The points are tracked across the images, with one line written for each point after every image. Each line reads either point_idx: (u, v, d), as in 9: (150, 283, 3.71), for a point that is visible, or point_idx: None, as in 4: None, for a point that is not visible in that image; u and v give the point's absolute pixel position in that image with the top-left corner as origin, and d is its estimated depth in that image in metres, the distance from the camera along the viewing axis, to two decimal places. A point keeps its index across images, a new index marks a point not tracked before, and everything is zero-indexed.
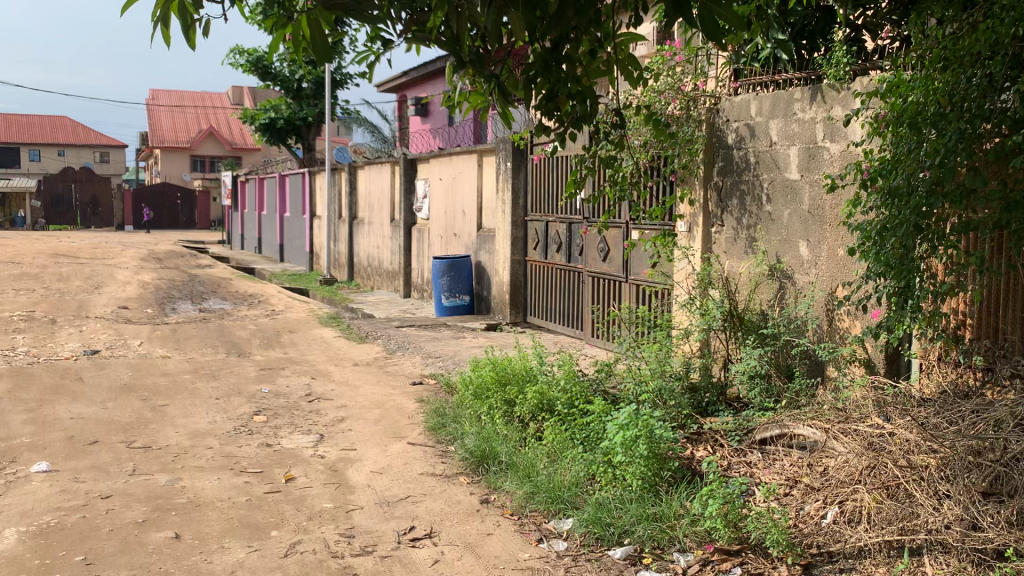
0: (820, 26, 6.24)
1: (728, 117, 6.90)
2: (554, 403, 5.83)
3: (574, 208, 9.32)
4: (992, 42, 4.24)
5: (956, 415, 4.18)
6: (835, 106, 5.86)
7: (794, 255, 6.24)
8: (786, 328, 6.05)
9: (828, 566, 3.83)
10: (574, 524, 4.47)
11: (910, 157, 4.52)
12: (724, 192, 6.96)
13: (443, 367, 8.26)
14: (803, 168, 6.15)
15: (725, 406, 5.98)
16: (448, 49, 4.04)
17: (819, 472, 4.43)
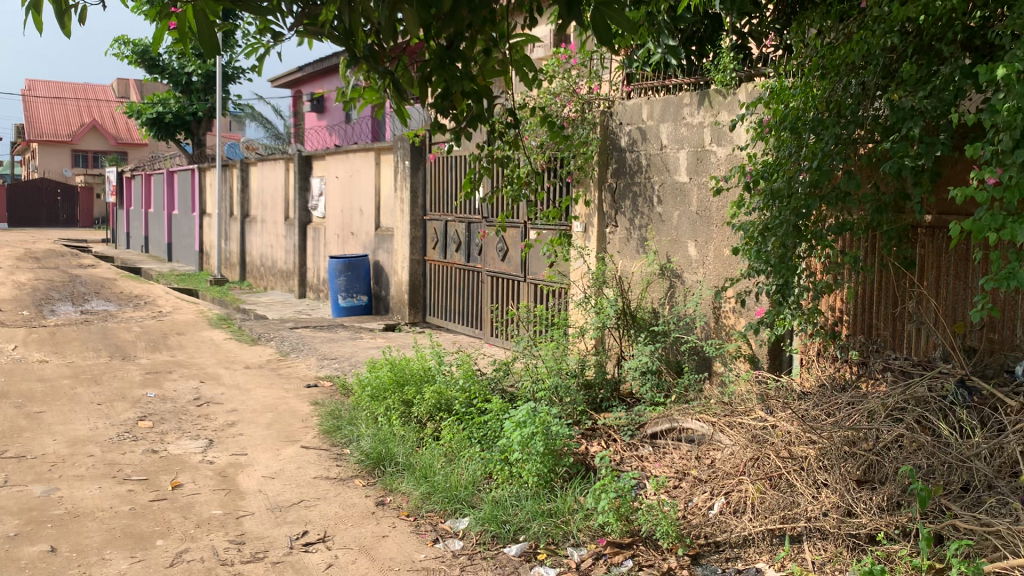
0: (709, 33, 6.45)
1: (622, 120, 7.05)
2: (452, 403, 5.82)
3: (472, 208, 9.34)
4: (865, 52, 4.48)
5: (833, 407, 4.34)
6: (722, 112, 6.07)
7: (682, 255, 6.44)
8: (676, 325, 6.23)
9: (715, 555, 3.97)
10: (470, 522, 4.46)
11: (790, 161, 4.73)
12: (618, 194, 7.10)
13: (339, 369, 8.14)
14: (691, 170, 6.34)
15: (619, 401, 6.10)
16: (342, 44, 3.99)
17: (706, 464, 4.60)
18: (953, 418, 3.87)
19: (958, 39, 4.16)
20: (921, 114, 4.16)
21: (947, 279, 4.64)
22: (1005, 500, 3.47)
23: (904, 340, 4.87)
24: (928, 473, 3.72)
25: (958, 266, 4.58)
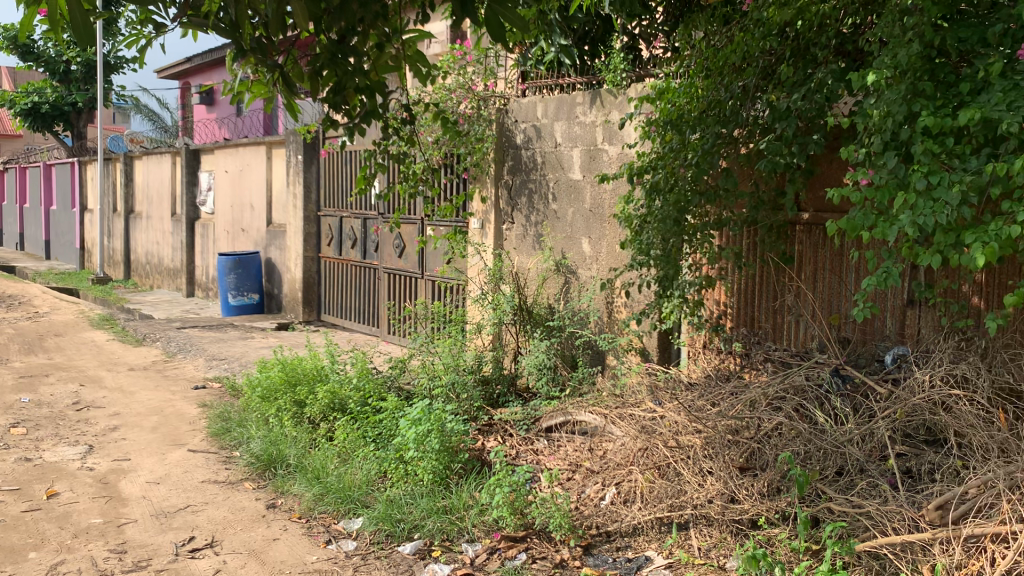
0: (601, 34, 6.59)
1: (517, 117, 7.09)
2: (346, 402, 5.74)
3: (367, 204, 9.21)
4: (745, 55, 4.66)
5: (717, 397, 4.49)
6: (613, 111, 6.18)
7: (577, 251, 6.54)
8: (571, 320, 6.31)
9: (606, 545, 4.07)
10: (364, 522, 4.42)
11: (672, 157, 4.89)
12: (514, 191, 7.14)
13: (229, 369, 7.90)
14: (584, 168, 6.44)
15: (515, 396, 6.16)
16: (228, 35, 3.87)
17: (599, 455, 4.71)
18: (828, 406, 4.06)
19: (831, 45, 4.38)
20: (798, 117, 4.39)
21: (823, 273, 4.83)
22: (874, 483, 3.67)
23: (783, 333, 5.08)
24: (805, 459, 3.88)
25: (834, 260, 4.76)
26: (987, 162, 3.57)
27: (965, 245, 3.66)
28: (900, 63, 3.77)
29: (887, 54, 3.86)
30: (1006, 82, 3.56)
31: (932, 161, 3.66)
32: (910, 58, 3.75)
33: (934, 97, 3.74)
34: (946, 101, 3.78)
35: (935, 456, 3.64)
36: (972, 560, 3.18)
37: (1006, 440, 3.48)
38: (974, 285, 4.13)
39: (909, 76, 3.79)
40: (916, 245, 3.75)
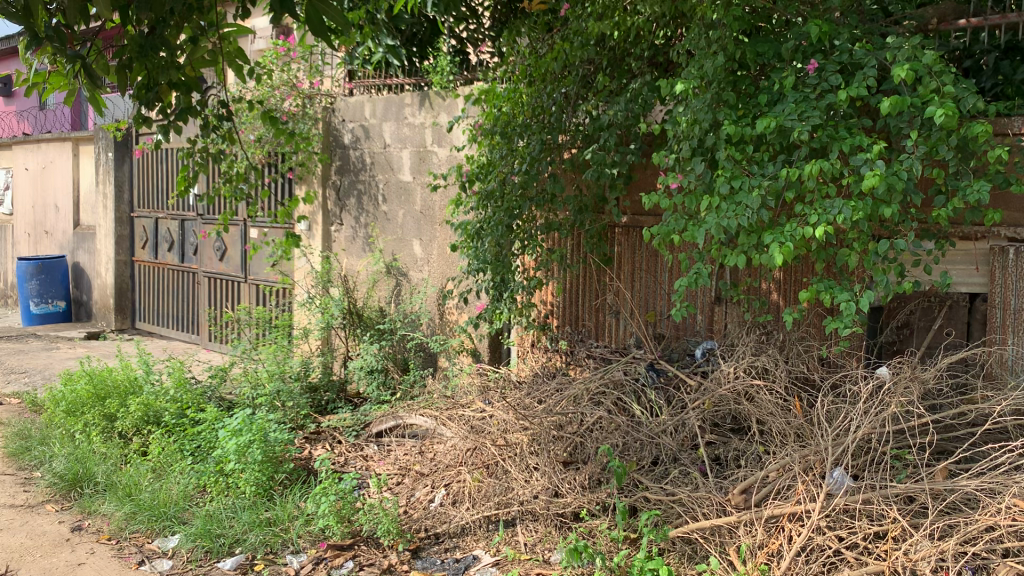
0: (429, 36, 6.57)
1: (344, 117, 6.98)
2: (162, 414, 5.43)
3: (185, 205, 8.76)
4: (566, 62, 4.80)
5: (543, 393, 4.58)
6: (441, 113, 6.20)
7: (407, 253, 6.51)
8: (402, 323, 6.26)
9: (435, 547, 4.07)
10: (181, 540, 4.20)
11: (501, 163, 4.99)
12: (342, 191, 7.01)
13: (30, 383, 7.29)
14: (414, 170, 6.42)
15: (345, 402, 6.05)
16: (20, 22, 3.55)
17: (429, 458, 4.71)
18: (645, 399, 4.23)
19: (645, 56, 4.59)
20: (617, 125, 4.58)
21: (639, 274, 5.10)
22: (687, 471, 3.88)
23: (605, 330, 5.32)
24: (623, 451, 4.03)
25: (648, 261, 5.05)
26: (783, 168, 3.85)
27: (764, 245, 3.92)
28: (706, 74, 3.99)
29: (695, 65, 4.08)
30: (798, 94, 3.85)
31: (735, 167, 3.90)
32: (715, 70, 3.98)
33: (735, 107, 3.99)
34: (746, 110, 4.04)
35: (740, 443, 3.88)
36: (772, 539, 3.42)
37: (801, 426, 3.73)
38: (776, 283, 4.54)
39: (714, 87, 4.03)
40: (722, 247, 3.99)
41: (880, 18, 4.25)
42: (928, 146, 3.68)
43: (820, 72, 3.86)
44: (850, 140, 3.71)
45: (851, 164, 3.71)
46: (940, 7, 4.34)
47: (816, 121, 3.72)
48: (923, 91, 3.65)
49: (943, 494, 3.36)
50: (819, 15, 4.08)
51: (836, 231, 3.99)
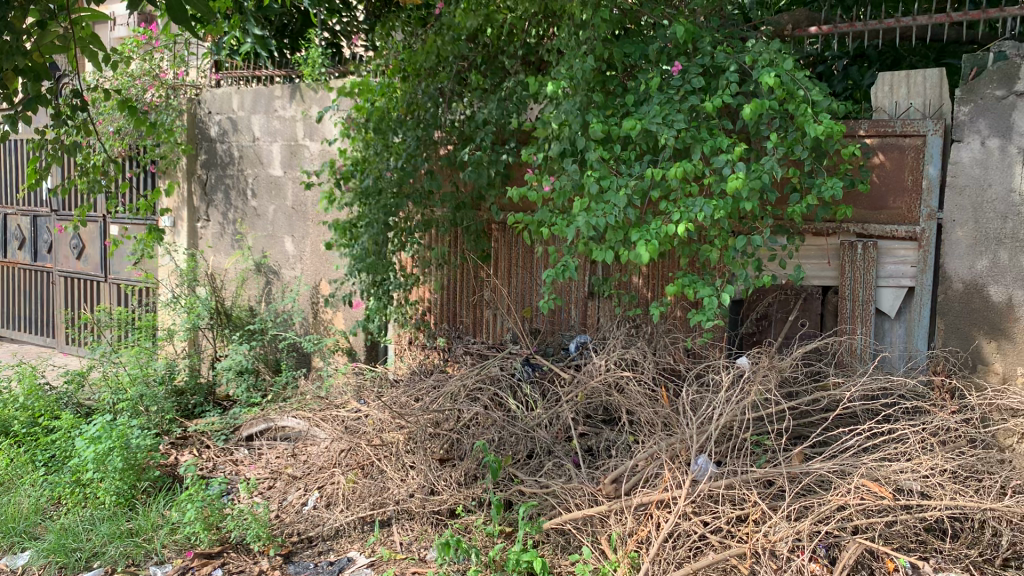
0: (301, 28, 6.44)
1: (210, 109, 6.76)
2: (11, 423, 5.12)
3: (37, 201, 8.23)
4: (439, 57, 4.78)
5: (420, 391, 4.55)
6: (313, 106, 6.05)
7: (279, 250, 6.34)
8: (273, 322, 6.10)
9: (308, 551, 3.98)
10: (31, 556, 3.97)
11: (375, 158, 4.93)
12: (209, 186, 6.78)
13: None
14: (284, 164, 6.25)
15: (214, 406, 5.83)
16: None
17: (302, 460, 4.61)
18: (520, 394, 4.28)
19: (518, 55, 4.63)
20: (490, 123, 4.60)
21: (516, 270, 5.14)
22: (560, 463, 3.94)
23: (483, 327, 5.33)
24: (499, 446, 4.07)
25: (523, 258, 5.10)
26: (649, 168, 3.97)
27: (632, 242, 4.05)
28: (576, 75, 4.06)
29: (565, 65, 4.14)
30: (663, 96, 3.99)
31: (604, 167, 4.00)
32: (585, 70, 4.06)
33: (604, 107, 4.09)
34: (615, 110, 4.14)
35: (610, 434, 3.99)
36: (641, 527, 3.51)
37: (667, 415, 3.85)
38: (644, 277, 4.68)
39: (584, 88, 4.11)
40: (593, 244, 4.08)
41: (739, 23, 4.44)
42: (784, 147, 3.87)
43: (683, 75, 4.01)
44: (712, 142, 3.86)
45: (713, 164, 3.87)
46: (794, 15, 4.57)
47: (680, 123, 3.85)
48: (779, 95, 3.83)
49: (798, 476, 3.55)
50: (683, 18, 4.22)
51: (700, 228, 4.14)
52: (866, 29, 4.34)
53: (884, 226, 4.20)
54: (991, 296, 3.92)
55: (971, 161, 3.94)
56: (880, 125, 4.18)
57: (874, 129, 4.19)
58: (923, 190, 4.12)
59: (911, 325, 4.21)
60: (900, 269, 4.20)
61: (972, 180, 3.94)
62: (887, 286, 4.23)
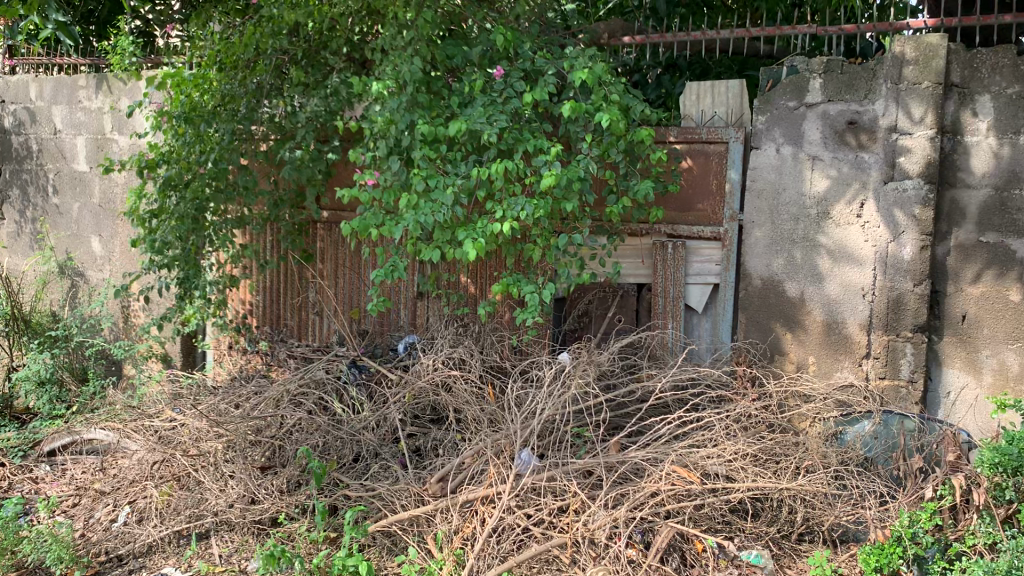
0: (108, 16, 6.10)
1: (4, 97, 6.29)
2: None
3: None
4: (258, 50, 4.63)
5: (241, 398, 4.41)
6: (122, 98, 5.70)
7: (85, 251, 5.94)
8: (79, 329, 5.69)
9: (117, 570, 3.75)
10: None
11: (189, 153, 4.71)
12: (3, 181, 6.31)
13: None
14: (90, 159, 5.84)
15: (11, 420, 5.35)
16: None
17: (111, 475, 4.34)
18: (346, 397, 4.23)
19: (341, 51, 4.57)
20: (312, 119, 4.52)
21: (342, 271, 5.07)
22: (386, 465, 3.93)
23: (308, 329, 5.22)
24: (324, 450, 4.00)
25: (350, 258, 5.04)
26: (473, 168, 4.02)
27: (457, 241, 4.09)
28: (400, 74, 4.06)
29: (389, 64, 4.12)
30: (487, 98, 4.06)
31: (429, 166, 4.01)
32: (410, 70, 4.04)
33: (428, 107, 4.11)
34: (439, 110, 4.17)
35: (437, 433, 4.01)
36: (466, 524, 3.55)
37: (493, 412, 3.92)
38: (471, 276, 4.73)
39: (409, 87, 4.10)
40: (418, 242, 4.09)
41: (559, 30, 4.58)
42: (600, 150, 4.03)
43: (505, 78, 4.11)
44: (533, 143, 3.97)
45: (533, 165, 3.98)
46: (609, 24, 4.80)
47: (502, 124, 3.93)
48: (595, 100, 3.99)
49: (616, 465, 3.71)
50: (506, 23, 4.31)
51: (523, 227, 4.24)
52: (676, 40, 4.58)
53: (692, 227, 4.46)
54: (786, 291, 4.26)
55: (767, 166, 4.26)
56: (688, 132, 4.43)
57: (683, 136, 4.44)
58: (726, 194, 4.40)
59: (717, 319, 4.49)
60: (707, 267, 4.47)
61: (768, 183, 4.27)
62: (695, 283, 4.49)
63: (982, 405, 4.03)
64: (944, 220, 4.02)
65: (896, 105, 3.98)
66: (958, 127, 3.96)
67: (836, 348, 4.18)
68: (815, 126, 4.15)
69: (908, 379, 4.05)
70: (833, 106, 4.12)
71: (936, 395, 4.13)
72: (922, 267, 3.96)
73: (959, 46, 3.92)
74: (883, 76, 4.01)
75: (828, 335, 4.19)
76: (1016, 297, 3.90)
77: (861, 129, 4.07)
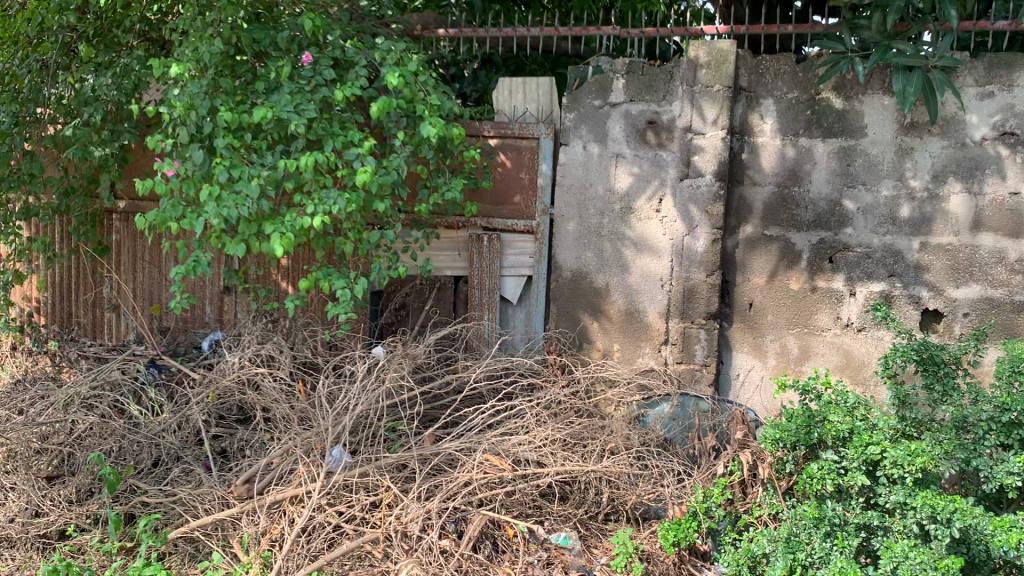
0: None
1: None
2: None
3: None
4: (41, 26, 4.26)
5: (25, 403, 4.07)
6: None
7: None
8: None
9: None
10: None
11: None
12: None
13: None
14: None
15: None
16: None
17: None
18: (145, 399, 4.00)
19: (136, 30, 4.29)
20: (103, 100, 4.20)
21: (141, 265, 4.78)
22: (189, 469, 3.75)
23: (103, 328, 4.88)
24: (118, 457, 3.78)
25: (150, 252, 4.76)
26: (280, 159, 3.90)
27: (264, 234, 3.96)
28: (201, 56, 3.85)
29: (189, 45, 3.89)
30: (294, 86, 3.94)
31: (234, 156, 3.85)
32: (211, 54, 3.83)
33: (231, 93, 3.93)
34: (244, 96, 4.00)
35: (244, 433, 3.87)
36: (274, 525, 3.46)
37: (304, 409, 3.83)
38: (281, 270, 4.59)
39: (211, 71, 3.90)
40: (222, 235, 3.91)
41: (371, 20, 4.53)
42: (412, 145, 4.02)
43: (314, 66, 3.99)
44: (344, 135, 3.91)
45: (344, 157, 3.90)
46: (423, 16, 4.78)
47: (311, 113, 3.84)
48: (406, 94, 3.97)
49: (429, 457, 3.72)
50: (315, 9, 4.19)
51: (334, 221, 4.16)
52: (487, 35, 4.64)
53: (506, 221, 4.53)
54: (593, 283, 4.42)
55: (575, 162, 4.39)
56: (502, 126, 4.48)
57: (496, 130, 4.48)
58: (537, 188, 4.51)
59: (530, 310, 4.60)
60: (521, 259, 4.56)
61: (576, 179, 4.40)
62: (510, 275, 4.57)
63: (766, 386, 4.37)
64: (734, 215, 4.31)
65: (691, 106, 4.21)
66: (745, 128, 4.25)
67: (639, 336, 4.40)
68: (619, 125, 4.33)
69: (703, 363, 4.32)
70: (634, 106, 4.31)
71: (727, 378, 4.43)
72: (714, 259, 4.23)
73: (746, 52, 4.20)
74: (679, 79, 4.24)
75: (631, 324, 4.40)
76: (795, 285, 4.27)
77: (660, 129, 4.28)
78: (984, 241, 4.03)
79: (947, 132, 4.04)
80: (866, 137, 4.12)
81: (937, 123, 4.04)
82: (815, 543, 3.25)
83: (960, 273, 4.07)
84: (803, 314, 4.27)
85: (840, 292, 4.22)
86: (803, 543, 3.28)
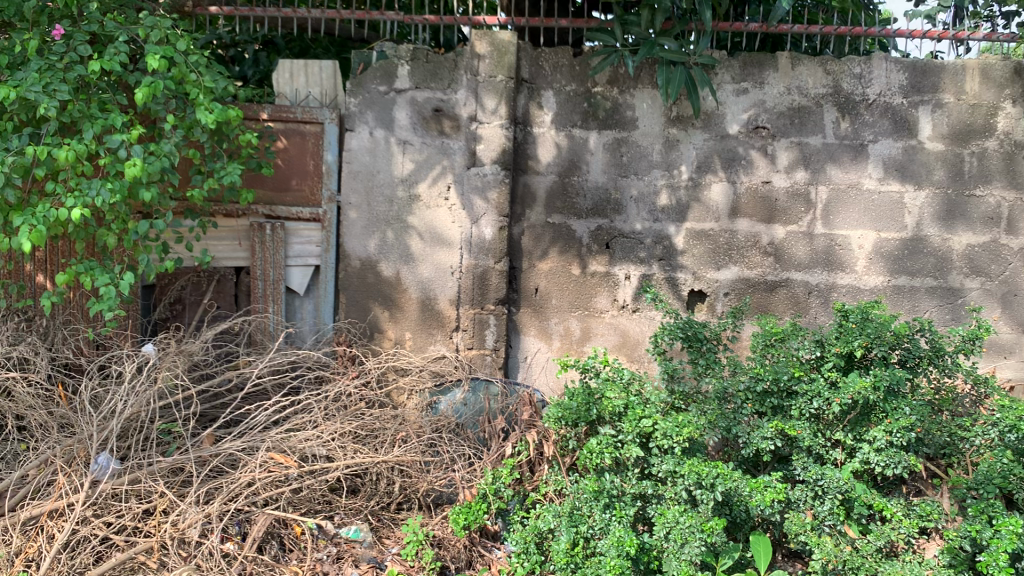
0: None
1: None
2: None
3: None
4: None
5: None
6: None
7: None
8: None
9: None
10: None
11: None
12: None
13: None
14: None
15: None
16: None
17: None
18: None
19: None
20: None
21: None
22: None
23: None
24: None
25: None
26: (29, 143, 3.54)
27: (13, 227, 3.62)
28: None
29: None
30: (43, 62, 3.58)
31: None
32: None
33: None
34: None
35: None
36: (29, 543, 3.17)
37: (64, 415, 3.56)
38: (34, 262, 4.13)
39: None
40: None
41: None
42: (183, 129, 3.79)
43: (67, 40, 3.65)
44: (104, 119, 3.60)
45: (106, 144, 3.62)
46: None
47: (63, 94, 3.51)
48: (174, 75, 3.72)
49: (208, 459, 3.55)
50: None
51: (95, 211, 3.84)
52: (264, 15, 4.43)
53: (290, 208, 4.34)
54: (381, 271, 4.36)
55: (361, 149, 4.30)
56: (282, 110, 4.30)
57: (277, 114, 4.30)
58: (322, 174, 4.35)
59: (318, 301, 4.43)
60: (307, 248, 4.39)
61: (363, 166, 4.31)
62: (295, 265, 4.39)
63: (551, 367, 4.52)
64: (518, 202, 4.40)
65: (473, 97, 4.27)
66: (527, 119, 4.36)
67: (427, 324, 4.39)
68: (404, 112, 4.30)
69: (492, 348, 4.39)
70: (419, 93, 4.29)
71: (515, 360, 4.52)
72: (500, 246, 4.32)
73: (525, 44, 4.31)
74: (463, 68, 4.27)
75: (420, 312, 4.39)
76: (576, 270, 4.44)
77: (445, 117, 4.30)
78: (740, 225, 4.37)
79: (708, 125, 4.33)
80: (638, 129, 4.34)
81: (699, 117, 4.33)
82: (595, 516, 3.38)
83: (719, 255, 4.39)
84: (584, 296, 4.45)
85: (617, 275, 4.43)
86: (586, 516, 3.41)
